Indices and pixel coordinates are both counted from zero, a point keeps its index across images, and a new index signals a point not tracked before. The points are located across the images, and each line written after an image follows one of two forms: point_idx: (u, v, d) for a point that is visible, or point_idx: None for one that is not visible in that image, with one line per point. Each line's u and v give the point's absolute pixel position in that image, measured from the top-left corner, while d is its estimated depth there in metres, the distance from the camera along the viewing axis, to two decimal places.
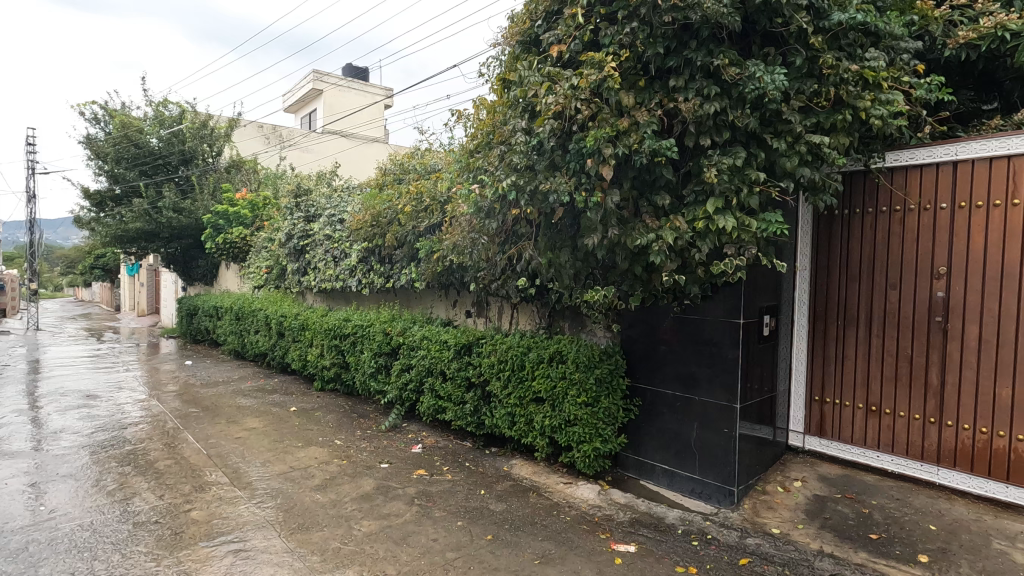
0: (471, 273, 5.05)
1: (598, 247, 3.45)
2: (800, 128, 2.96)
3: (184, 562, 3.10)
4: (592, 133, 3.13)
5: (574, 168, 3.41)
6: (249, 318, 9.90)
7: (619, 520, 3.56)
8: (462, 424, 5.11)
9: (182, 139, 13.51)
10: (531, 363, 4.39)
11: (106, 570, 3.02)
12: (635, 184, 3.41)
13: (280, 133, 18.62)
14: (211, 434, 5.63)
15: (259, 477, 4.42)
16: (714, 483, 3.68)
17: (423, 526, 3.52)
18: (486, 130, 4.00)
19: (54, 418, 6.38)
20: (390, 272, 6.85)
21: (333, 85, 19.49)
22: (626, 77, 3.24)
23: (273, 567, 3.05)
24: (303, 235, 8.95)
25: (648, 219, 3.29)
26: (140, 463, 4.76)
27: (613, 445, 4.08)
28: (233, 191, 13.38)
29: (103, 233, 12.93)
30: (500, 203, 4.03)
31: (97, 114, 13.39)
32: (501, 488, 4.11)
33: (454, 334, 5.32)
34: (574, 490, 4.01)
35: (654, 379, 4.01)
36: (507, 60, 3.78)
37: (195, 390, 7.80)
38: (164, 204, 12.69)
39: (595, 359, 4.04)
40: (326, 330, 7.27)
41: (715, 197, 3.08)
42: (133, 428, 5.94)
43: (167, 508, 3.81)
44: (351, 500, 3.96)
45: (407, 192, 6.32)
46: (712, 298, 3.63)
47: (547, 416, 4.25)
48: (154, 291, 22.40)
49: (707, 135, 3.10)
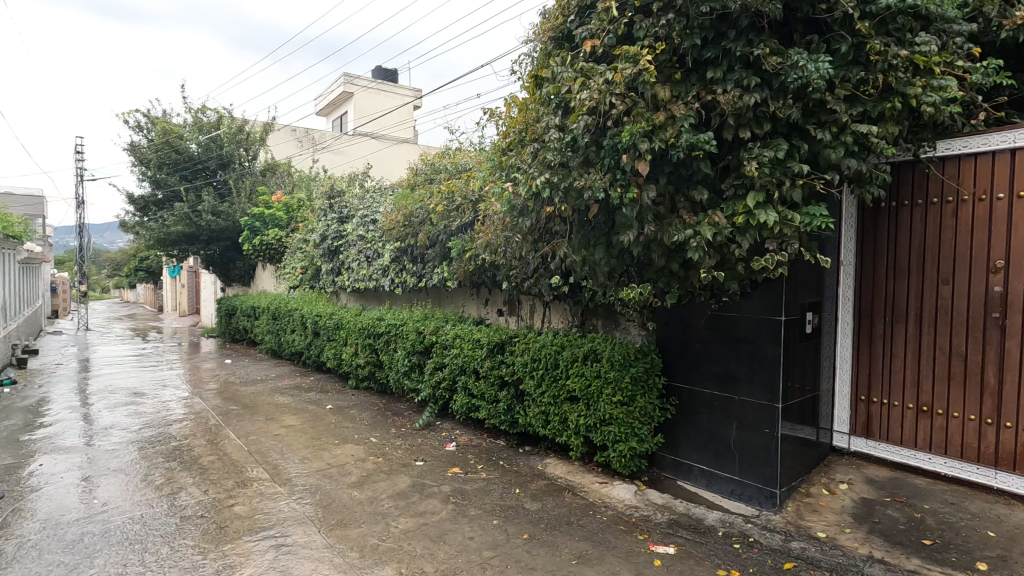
0: (503, 271, 5.06)
1: (634, 244, 3.40)
2: (846, 118, 2.85)
3: (229, 555, 3.18)
4: (627, 128, 3.07)
5: (608, 164, 3.36)
6: (285, 318, 10.14)
7: (657, 521, 3.51)
8: (496, 423, 5.11)
9: (220, 144, 13.87)
10: (565, 362, 4.36)
11: (156, 562, 3.12)
12: (672, 179, 3.34)
13: (313, 137, 19.21)
14: (251, 431, 5.78)
15: (298, 473, 4.52)
16: (755, 484, 3.58)
17: (459, 525, 3.53)
18: (518, 128, 3.97)
19: (104, 414, 6.65)
20: (422, 271, 6.92)
21: (363, 88, 19.76)
22: (662, 70, 3.18)
23: (314, 562, 3.10)
24: (337, 236, 9.11)
25: (685, 215, 3.22)
26: (185, 459, 4.92)
27: (649, 445, 4.01)
28: (269, 194, 13.71)
29: (147, 237, 13.43)
30: (533, 201, 4.00)
31: (140, 122, 13.88)
32: (536, 487, 4.09)
33: (486, 333, 5.33)
34: (610, 490, 3.96)
35: (692, 378, 3.94)
36: (540, 57, 3.77)
37: (235, 388, 8.01)
38: (204, 208, 13.12)
39: (630, 358, 3.98)
40: (360, 329, 7.38)
41: (756, 191, 3.00)
42: (178, 425, 6.14)
43: (212, 503, 3.92)
44: (387, 497, 4.00)
45: (439, 192, 6.36)
46: (751, 295, 3.55)
47: (582, 416, 4.21)
48: (194, 292, 23.20)
49: (746, 128, 3.02)
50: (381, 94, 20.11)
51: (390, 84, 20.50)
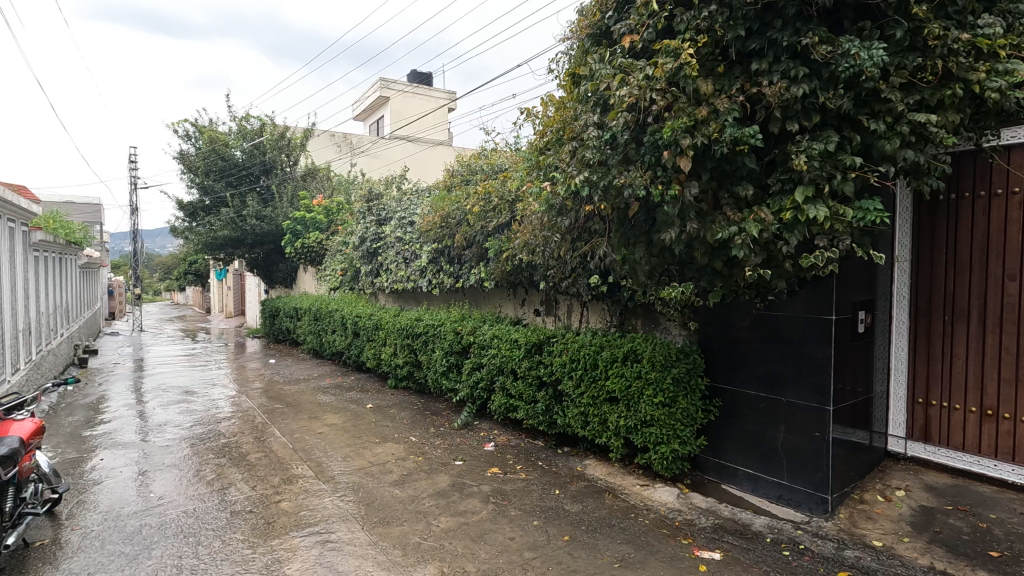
0: (541, 271, 5.05)
1: (675, 242, 3.33)
2: (902, 107, 2.72)
3: (277, 550, 3.26)
4: (668, 124, 3.02)
5: (649, 161, 3.30)
6: (326, 319, 10.38)
7: (701, 525, 3.43)
8: (534, 423, 5.09)
9: (263, 151, 14.27)
10: (604, 362, 4.31)
11: (209, 554, 3.24)
12: (715, 175, 3.26)
13: (351, 141, 19.66)
14: (296, 429, 5.94)
15: (341, 471, 4.61)
16: (804, 489, 3.46)
17: (499, 525, 3.53)
18: (555, 127, 3.96)
19: (158, 412, 6.95)
20: (459, 272, 6.98)
21: (400, 92, 20.05)
22: (704, 64, 3.12)
23: (358, 559, 3.15)
24: (375, 238, 9.28)
25: (729, 211, 3.14)
26: (234, 456, 5.08)
27: (692, 448, 3.92)
28: (309, 199, 14.07)
29: (195, 241, 13.98)
30: (572, 200, 3.97)
31: (188, 131, 14.43)
32: (576, 489, 4.06)
33: (524, 334, 5.31)
34: (652, 493, 3.89)
35: (736, 379, 3.83)
36: (577, 54, 3.75)
37: (280, 387, 8.26)
38: (249, 212, 13.59)
39: (672, 358, 3.90)
40: (398, 329, 7.48)
41: (804, 185, 2.90)
42: (226, 422, 6.37)
43: (260, 499, 4.05)
44: (428, 496, 4.04)
45: (475, 193, 6.38)
46: (799, 294, 3.43)
47: (622, 417, 4.16)
48: (239, 294, 24.07)
49: (794, 120, 2.93)
50: (416, 97, 20.36)
51: (426, 86, 20.74)
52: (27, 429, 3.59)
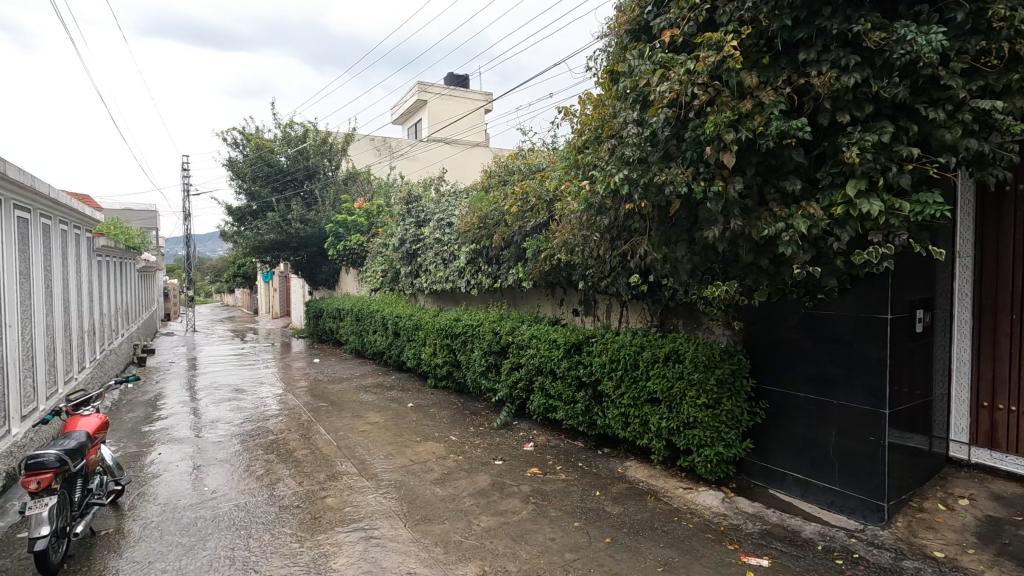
0: (580, 271, 5.03)
1: (719, 240, 3.25)
2: (963, 94, 2.57)
3: (323, 545, 3.35)
4: (710, 119, 2.95)
5: (690, 157, 3.23)
6: (367, 319, 10.62)
7: (748, 531, 3.33)
8: (573, 424, 5.06)
9: (306, 156, 14.71)
10: (645, 362, 4.24)
11: (259, 547, 3.35)
12: (760, 170, 3.17)
13: (390, 145, 20.03)
14: (340, 426, 6.09)
15: (383, 468, 4.70)
16: (858, 496, 3.32)
17: (540, 525, 3.53)
18: (594, 125, 3.93)
19: (210, 409, 7.25)
20: (497, 272, 7.01)
21: (437, 95, 20.32)
22: (748, 56, 3.05)
23: (401, 556, 3.20)
24: (415, 239, 9.43)
25: (776, 207, 3.05)
26: (281, 452, 5.25)
27: (737, 451, 3.81)
28: (350, 202, 14.42)
29: (244, 245, 14.51)
30: (611, 198, 3.92)
31: (237, 139, 15.00)
32: (616, 491, 4.01)
33: (562, 333, 5.28)
34: (695, 496, 3.80)
35: (783, 381, 3.71)
36: (615, 51, 3.71)
37: (324, 386, 8.50)
38: (293, 216, 14.10)
39: (716, 359, 3.81)
40: (438, 329, 7.58)
41: (857, 179, 2.78)
42: (274, 419, 6.59)
43: (306, 494, 4.17)
44: (468, 495, 4.07)
45: (512, 193, 6.39)
46: (851, 292, 3.29)
47: (664, 418, 4.08)
48: (285, 296, 24.89)
49: (844, 111, 2.82)
50: (453, 99, 20.56)
51: (462, 88, 20.92)
52: (93, 424, 3.80)
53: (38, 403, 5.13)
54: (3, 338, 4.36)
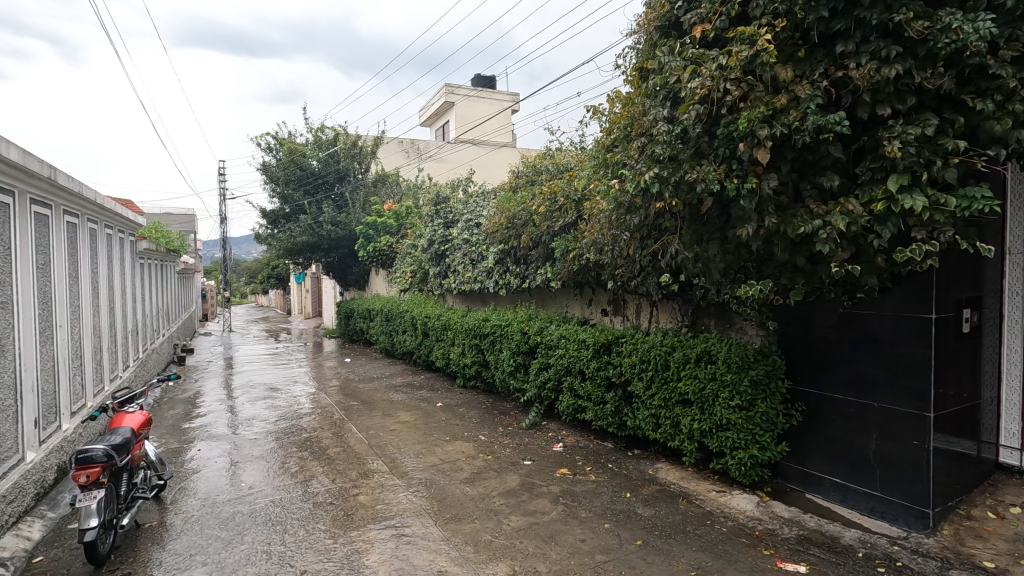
0: (609, 271, 4.99)
1: (752, 238, 3.19)
2: (1014, 84, 2.45)
3: (356, 541, 3.40)
4: (744, 115, 2.89)
5: (723, 154, 3.18)
6: (397, 320, 10.75)
7: (784, 536, 3.25)
8: (603, 424, 5.02)
9: (337, 159, 14.99)
10: (676, 363, 4.18)
11: (294, 542, 3.43)
12: (795, 165, 3.10)
13: (418, 147, 20.24)
14: (371, 425, 6.18)
15: (413, 467, 4.75)
16: (900, 502, 3.20)
17: (570, 526, 3.51)
18: (623, 124, 3.89)
19: (246, 407, 7.44)
20: (526, 272, 7.02)
21: (464, 97, 20.45)
22: (783, 50, 2.98)
23: (432, 554, 3.23)
24: (443, 240, 9.51)
25: (813, 204, 2.97)
26: (315, 450, 5.36)
27: (773, 454, 3.72)
28: (380, 204, 14.63)
29: (277, 247, 14.87)
30: (641, 197, 3.87)
31: (270, 144, 15.37)
32: (647, 492, 3.97)
33: (592, 334, 5.24)
34: (729, 500, 3.72)
35: (820, 383, 3.61)
36: (645, 48, 3.68)
37: (356, 385, 8.63)
38: (325, 218, 14.38)
39: (750, 360, 3.72)
40: (466, 329, 7.62)
41: (899, 173, 2.69)
42: (307, 417, 6.74)
43: (340, 491, 4.24)
44: (498, 495, 4.08)
45: (540, 193, 6.38)
46: (892, 291, 3.18)
47: (696, 420, 4.02)
48: (317, 296, 25.39)
49: (885, 104, 2.74)
50: (480, 100, 20.65)
51: (489, 89, 21.00)
52: (138, 421, 3.95)
53: (86, 400, 5.36)
54: (54, 338, 4.57)
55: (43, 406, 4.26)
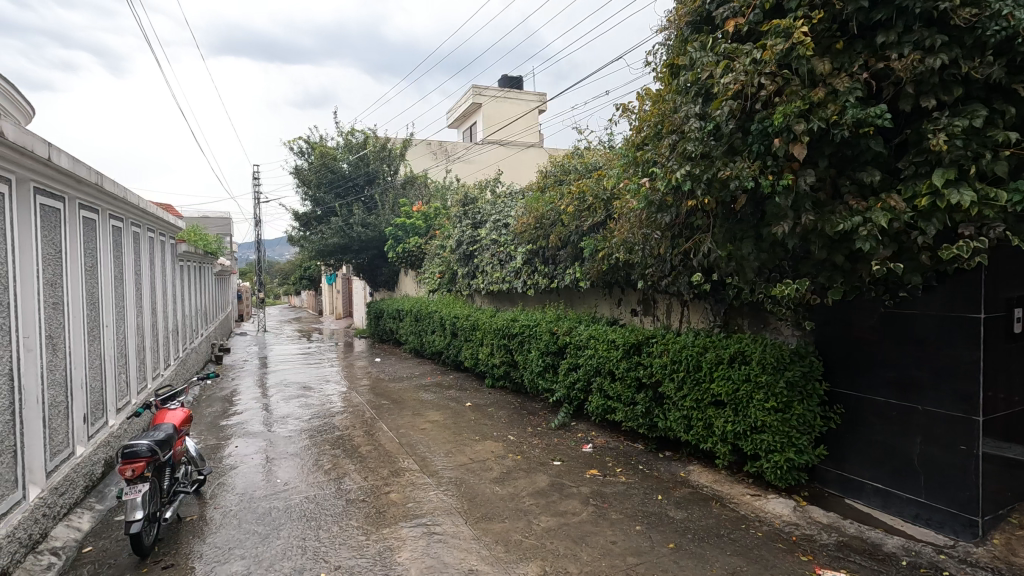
0: (639, 270, 4.95)
1: (788, 236, 3.11)
2: None
3: (387, 538, 3.45)
4: (779, 109, 2.83)
5: (757, 150, 3.11)
6: (426, 320, 10.86)
7: (823, 542, 3.15)
8: (633, 425, 4.97)
9: (367, 162, 15.21)
10: (709, 363, 4.11)
11: (328, 538, 3.49)
12: (834, 161, 3.01)
13: (446, 148, 20.39)
14: (402, 424, 6.26)
15: (443, 466, 4.79)
16: (947, 510, 3.09)
17: (600, 527, 3.48)
18: (654, 121, 3.85)
19: (281, 405, 7.62)
20: (554, 272, 7.00)
21: (491, 98, 20.53)
22: (820, 41, 2.90)
23: (463, 553, 3.24)
24: (472, 241, 9.56)
25: (852, 200, 2.88)
26: (347, 447, 5.45)
27: (810, 457, 3.62)
28: (409, 205, 14.79)
29: (310, 249, 15.17)
30: (672, 196, 3.81)
31: (302, 148, 15.70)
32: (679, 495, 3.91)
33: (621, 333, 5.19)
34: (764, 503, 3.64)
35: (860, 384, 3.50)
36: (675, 44, 3.63)
37: (386, 384, 8.76)
38: (355, 220, 14.62)
39: (785, 361, 3.63)
40: (495, 329, 7.64)
41: (944, 167, 2.59)
42: (340, 416, 6.85)
43: (371, 489, 4.31)
44: (527, 495, 4.08)
45: (569, 192, 6.35)
46: (936, 290, 3.07)
47: (729, 422, 3.94)
48: (347, 297, 25.83)
49: (929, 95, 2.64)
50: (508, 101, 20.69)
51: (517, 90, 21.02)
52: (179, 417, 4.08)
53: (131, 397, 5.57)
54: (102, 337, 4.77)
55: (91, 403, 4.44)
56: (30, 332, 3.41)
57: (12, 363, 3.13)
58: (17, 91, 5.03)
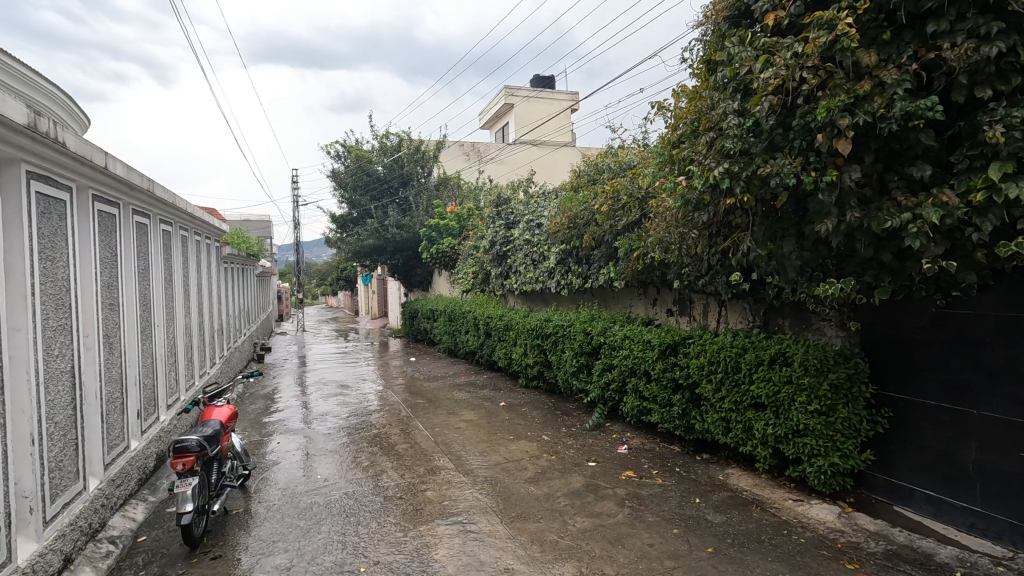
0: (675, 270, 4.88)
1: (831, 234, 3.02)
2: None
3: (424, 535, 3.50)
4: (823, 104, 2.75)
5: (799, 146, 3.04)
6: (460, 320, 10.96)
7: (870, 550, 3.05)
8: (669, 427, 4.91)
9: (401, 164, 15.43)
10: (748, 365, 4.02)
11: (366, 533, 3.57)
12: (880, 156, 2.91)
13: (479, 150, 20.54)
14: (437, 423, 6.34)
15: (478, 465, 4.83)
16: (1005, 520, 2.94)
17: (636, 530, 3.45)
18: (690, 119, 3.79)
19: (320, 403, 7.82)
20: (588, 272, 6.97)
21: (523, 98, 20.58)
22: (865, 33, 2.81)
23: (498, 551, 3.27)
24: (505, 241, 9.60)
25: (900, 196, 2.78)
26: (384, 445, 5.56)
27: (856, 462, 3.49)
28: (442, 206, 14.95)
29: (347, 251, 15.50)
30: (710, 193, 3.74)
31: (339, 152, 16.06)
32: (717, 499, 3.84)
33: (656, 334, 5.13)
34: (807, 509, 3.54)
35: (910, 388, 3.37)
36: (712, 39, 3.57)
37: (421, 384, 8.87)
38: (391, 222, 14.87)
39: (829, 362, 3.52)
40: (529, 330, 7.64)
41: (1001, 161, 2.46)
42: (376, 414, 6.98)
43: (408, 486, 4.38)
44: (562, 496, 4.07)
45: (603, 192, 6.30)
46: (993, 289, 2.94)
47: (770, 425, 3.85)
48: (382, 297, 26.28)
49: (985, 85, 2.52)
50: (541, 101, 20.68)
51: (549, 89, 20.98)
52: (225, 414, 4.23)
53: (180, 394, 5.81)
54: (153, 337, 4.99)
55: (144, 400, 4.65)
56: (88, 331, 3.59)
57: (73, 360, 3.31)
58: (74, 103, 5.32)
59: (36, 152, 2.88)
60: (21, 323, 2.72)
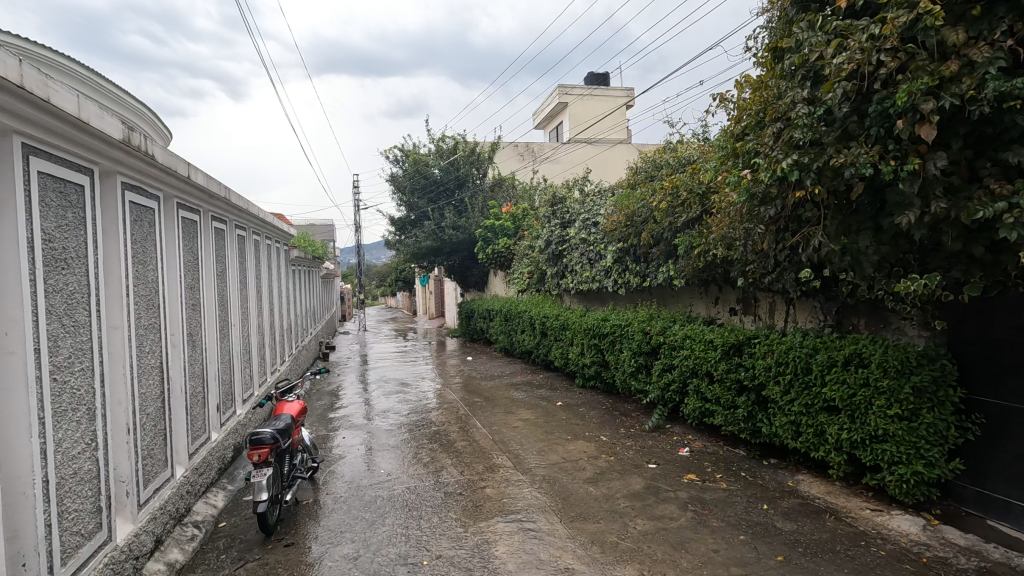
0: (739, 267, 4.71)
1: (914, 226, 2.83)
2: None
3: (484, 532, 3.54)
4: (903, 88, 2.59)
5: (876, 133, 2.87)
6: (515, 319, 11.02)
7: (960, 566, 2.83)
8: (733, 430, 4.74)
9: (458, 166, 15.67)
10: (820, 366, 3.82)
11: (428, 527, 3.66)
12: (969, 141, 2.71)
13: (533, 150, 20.58)
14: (494, 421, 6.40)
15: (536, 464, 4.84)
16: None
17: (700, 535, 3.36)
18: (755, 110, 3.65)
19: (381, 400, 8.07)
20: (646, 271, 6.86)
21: (579, 97, 20.44)
22: (950, 10, 2.62)
23: (558, 550, 3.26)
24: (561, 240, 9.58)
25: (993, 184, 2.57)
26: (443, 442, 5.67)
27: (943, 471, 3.25)
28: (498, 207, 15.08)
29: (405, 252, 15.90)
30: (777, 187, 3.59)
31: (397, 156, 16.52)
32: (787, 505, 3.67)
33: (719, 333, 4.97)
34: (887, 520, 3.32)
35: (1005, 392, 3.13)
36: (779, 26, 3.44)
37: (478, 383, 8.98)
38: (448, 224, 15.15)
39: (911, 363, 3.29)
40: (585, 329, 7.58)
41: None
42: (435, 411, 7.13)
43: (467, 483, 4.45)
44: (623, 497, 4.02)
45: (661, 188, 6.14)
46: None
47: (844, 429, 3.64)
48: (439, 296, 26.84)
49: None
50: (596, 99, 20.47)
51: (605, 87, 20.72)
52: (296, 410, 4.43)
53: (253, 390, 6.13)
54: (229, 335, 5.31)
55: (223, 394, 4.95)
56: (175, 329, 3.88)
57: (162, 356, 3.58)
58: (159, 118, 5.75)
59: (131, 165, 3.14)
60: (119, 321, 2.97)
